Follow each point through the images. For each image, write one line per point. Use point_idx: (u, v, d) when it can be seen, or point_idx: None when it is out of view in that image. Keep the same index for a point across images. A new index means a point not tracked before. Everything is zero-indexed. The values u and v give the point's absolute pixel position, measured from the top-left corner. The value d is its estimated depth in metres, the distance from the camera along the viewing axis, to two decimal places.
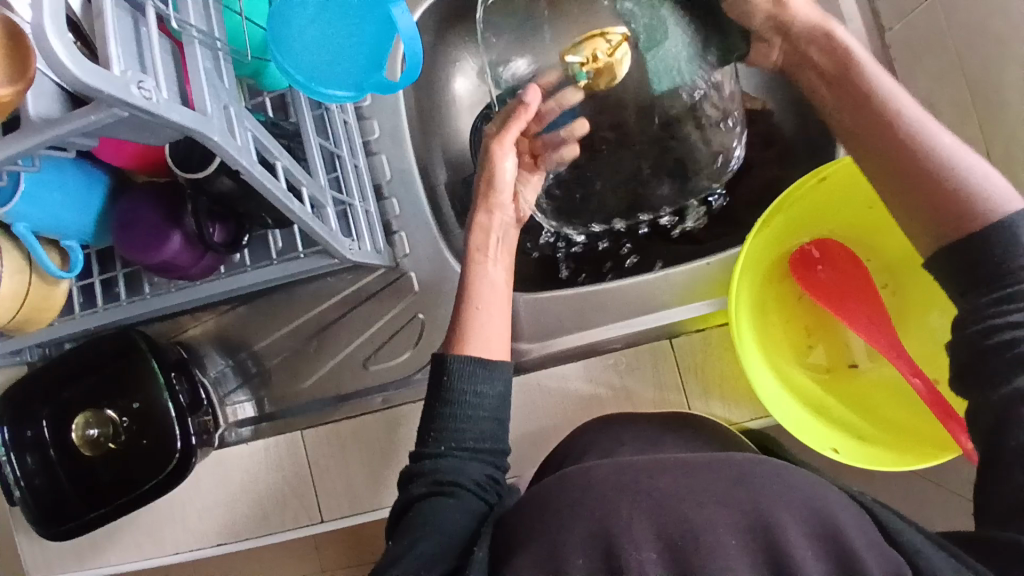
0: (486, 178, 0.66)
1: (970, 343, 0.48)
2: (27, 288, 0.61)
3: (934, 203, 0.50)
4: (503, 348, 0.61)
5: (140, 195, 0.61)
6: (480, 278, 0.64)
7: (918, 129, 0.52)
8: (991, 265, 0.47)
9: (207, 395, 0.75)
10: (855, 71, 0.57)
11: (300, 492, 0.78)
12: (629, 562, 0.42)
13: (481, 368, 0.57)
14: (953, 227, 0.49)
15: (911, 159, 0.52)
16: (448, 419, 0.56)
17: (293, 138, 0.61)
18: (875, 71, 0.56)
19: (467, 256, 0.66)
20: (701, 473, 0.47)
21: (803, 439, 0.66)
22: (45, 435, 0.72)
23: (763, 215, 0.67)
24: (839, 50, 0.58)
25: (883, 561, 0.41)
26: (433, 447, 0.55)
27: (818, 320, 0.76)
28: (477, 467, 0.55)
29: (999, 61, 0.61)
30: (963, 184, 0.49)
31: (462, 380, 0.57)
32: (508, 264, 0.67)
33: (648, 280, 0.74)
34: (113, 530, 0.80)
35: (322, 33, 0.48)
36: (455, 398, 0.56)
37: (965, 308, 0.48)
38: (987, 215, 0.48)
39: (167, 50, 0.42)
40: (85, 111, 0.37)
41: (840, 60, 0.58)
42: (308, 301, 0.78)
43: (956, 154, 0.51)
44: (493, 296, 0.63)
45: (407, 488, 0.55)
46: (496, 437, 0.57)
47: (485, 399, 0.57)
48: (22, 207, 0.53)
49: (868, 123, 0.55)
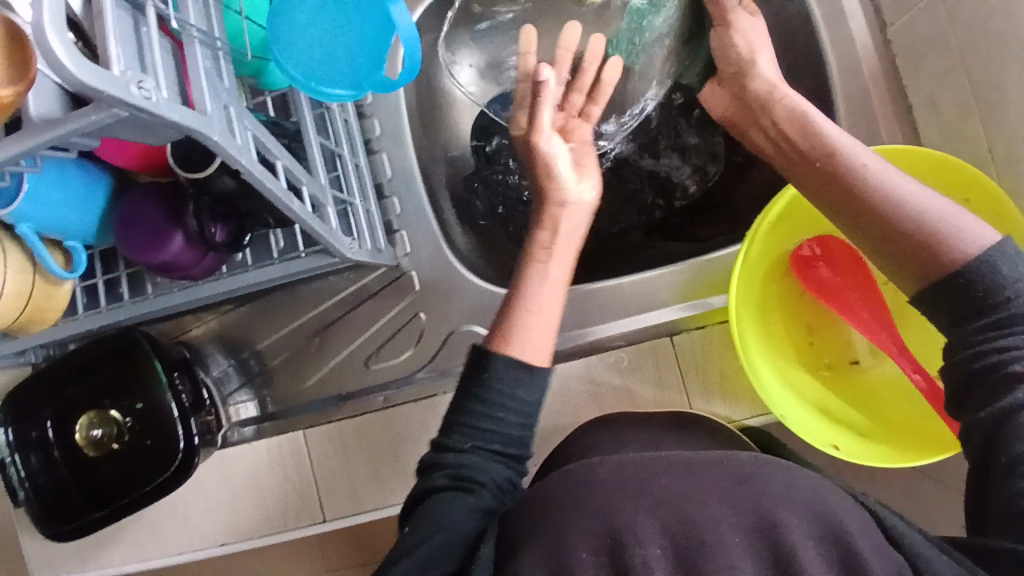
0: (545, 171, 0.66)
1: (963, 366, 0.49)
2: (31, 289, 0.62)
3: (903, 243, 0.52)
4: (550, 352, 0.59)
5: (142, 195, 0.61)
6: (537, 280, 0.62)
7: (873, 174, 0.55)
8: (976, 301, 0.48)
9: (209, 395, 0.75)
10: (813, 133, 0.60)
11: (303, 491, 0.78)
12: (633, 560, 0.43)
13: (525, 374, 0.56)
14: (926, 267, 0.50)
15: (877, 214, 0.53)
16: (478, 416, 0.55)
17: (293, 138, 0.61)
18: (831, 130, 0.59)
19: (529, 253, 0.64)
20: (705, 474, 0.47)
21: (806, 437, 0.66)
22: (50, 435, 0.72)
23: (760, 217, 0.67)
24: (800, 117, 0.62)
25: (886, 564, 0.41)
26: (459, 442, 0.55)
27: (817, 317, 0.75)
28: (500, 469, 0.55)
29: (1002, 56, 0.61)
30: (934, 227, 0.50)
31: (502, 383, 0.55)
32: (569, 264, 0.64)
33: (648, 277, 0.74)
34: (117, 530, 0.81)
35: (322, 33, 0.48)
36: (490, 394, 0.55)
37: (955, 335, 0.49)
38: (961, 252, 0.49)
39: (167, 49, 0.42)
40: (85, 111, 0.38)
41: (800, 125, 0.61)
42: (310, 300, 0.78)
43: (922, 204, 0.52)
44: (547, 299, 0.61)
45: (427, 475, 0.55)
46: (524, 442, 0.56)
47: (522, 405, 0.56)
48: (25, 207, 0.54)
49: (829, 180, 0.57)
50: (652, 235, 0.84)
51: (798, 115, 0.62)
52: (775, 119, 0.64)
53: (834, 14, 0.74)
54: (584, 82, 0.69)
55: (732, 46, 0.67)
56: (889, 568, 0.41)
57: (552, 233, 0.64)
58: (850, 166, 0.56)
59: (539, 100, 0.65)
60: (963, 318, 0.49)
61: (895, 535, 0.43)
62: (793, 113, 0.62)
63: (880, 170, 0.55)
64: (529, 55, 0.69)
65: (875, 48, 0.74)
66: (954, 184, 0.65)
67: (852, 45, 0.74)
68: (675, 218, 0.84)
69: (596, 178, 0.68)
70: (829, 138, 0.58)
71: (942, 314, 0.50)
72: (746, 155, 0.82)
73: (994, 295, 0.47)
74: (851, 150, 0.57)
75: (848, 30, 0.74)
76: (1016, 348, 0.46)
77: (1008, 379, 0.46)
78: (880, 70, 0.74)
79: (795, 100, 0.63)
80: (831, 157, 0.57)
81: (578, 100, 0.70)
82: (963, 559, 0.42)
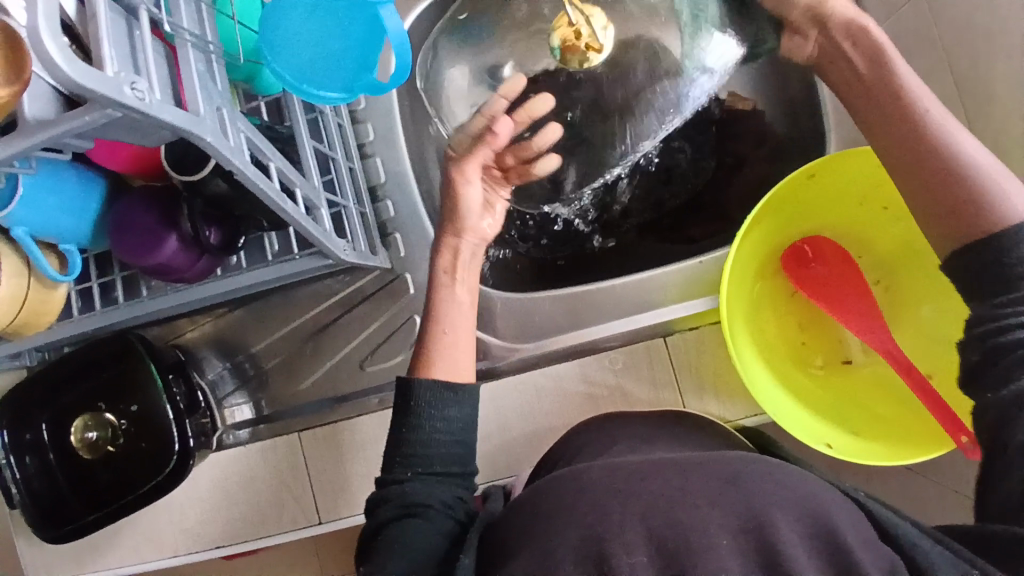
0: (453, 202, 0.69)
1: (982, 342, 0.49)
2: (25, 292, 0.62)
3: (950, 196, 0.51)
4: (466, 371, 0.62)
5: (136, 199, 0.62)
6: (446, 302, 0.66)
7: (935, 119, 0.54)
8: (1000, 276, 0.48)
9: (205, 398, 0.75)
10: (887, 73, 0.58)
11: (298, 493, 0.78)
12: (619, 565, 0.42)
13: (449, 391, 0.59)
14: (968, 229, 0.50)
15: (939, 163, 0.52)
16: (409, 443, 0.57)
17: (287, 142, 0.61)
18: (901, 65, 0.58)
19: (433, 277, 0.68)
20: (696, 475, 0.48)
21: (792, 432, 0.66)
22: (45, 438, 0.72)
23: (765, 197, 0.67)
24: (876, 49, 0.59)
25: (878, 561, 0.41)
26: (401, 473, 0.56)
27: (810, 316, 0.76)
28: (447, 490, 0.55)
29: (987, 57, 0.62)
30: (984, 189, 0.50)
31: (429, 404, 0.58)
32: (473, 285, 0.68)
33: (640, 279, 0.75)
34: (112, 534, 0.81)
35: (314, 36, 0.49)
36: (420, 420, 0.57)
37: (979, 307, 0.49)
38: (997, 216, 0.49)
39: (161, 53, 0.42)
40: (78, 112, 0.38)
41: (874, 61, 0.59)
42: (304, 303, 0.79)
43: (975, 157, 0.51)
44: (458, 320, 0.65)
45: (376, 512, 0.54)
46: (465, 459, 0.58)
47: (452, 423, 0.58)
48: (20, 211, 0.54)
49: (894, 118, 0.56)
50: (645, 236, 0.84)
51: (875, 52, 0.59)
52: (847, 54, 0.61)
53: None
54: (523, 152, 0.75)
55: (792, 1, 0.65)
56: (884, 565, 0.41)
57: (453, 256, 0.68)
58: (914, 106, 0.55)
59: (484, 146, 0.69)
60: (989, 292, 0.49)
61: (887, 530, 0.44)
62: (869, 46, 0.60)
63: (941, 115, 0.54)
64: (503, 101, 0.73)
65: None
66: None
67: None
68: (667, 220, 0.84)
69: (499, 215, 0.73)
70: (897, 74, 0.57)
71: (972, 283, 0.50)
72: (737, 154, 0.83)
73: (1004, 281, 0.48)
74: (917, 91, 0.56)
75: None
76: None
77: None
78: None
79: (875, 31, 0.60)
80: (897, 94, 0.56)
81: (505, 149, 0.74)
82: (956, 552, 0.42)
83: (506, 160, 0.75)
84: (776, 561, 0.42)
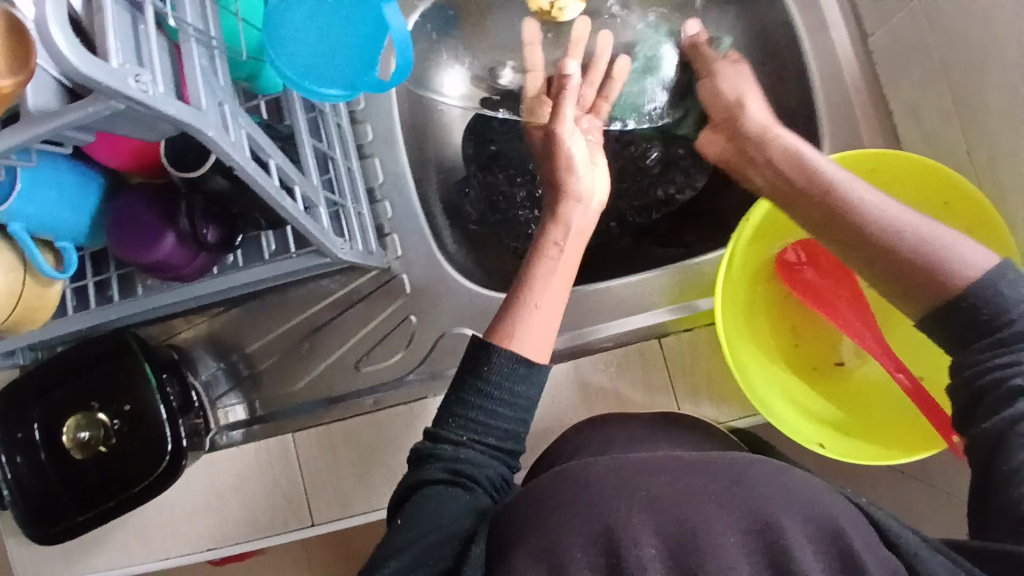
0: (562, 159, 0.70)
1: (966, 385, 0.49)
2: (21, 288, 0.61)
3: (911, 277, 0.53)
4: (549, 348, 0.60)
5: (136, 196, 0.62)
6: (545, 277, 0.63)
7: (874, 212, 0.56)
8: (981, 325, 0.49)
9: (199, 397, 0.75)
10: (808, 172, 0.62)
11: (292, 494, 0.78)
12: (629, 561, 0.43)
13: (522, 367, 0.56)
14: (931, 295, 0.52)
15: (883, 247, 0.55)
16: (472, 407, 0.55)
17: (287, 140, 0.62)
18: (823, 166, 0.62)
19: (538, 248, 0.65)
20: (695, 473, 0.48)
21: (789, 434, 0.67)
22: (37, 437, 0.72)
23: (744, 219, 0.69)
24: (794, 155, 0.64)
25: (882, 563, 0.42)
26: (456, 434, 0.55)
27: (804, 319, 0.77)
28: (494, 465, 0.55)
29: (981, 67, 0.63)
30: (938, 256, 0.52)
31: (502, 376, 0.55)
32: (576, 258, 0.66)
33: (636, 282, 0.75)
34: (103, 534, 0.80)
35: (316, 34, 0.49)
36: (488, 387, 0.55)
37: (959, 357, 0.50)
38: (963, 280, 0.50)
39: (165, 48, 0.43)
40: (82, 103, 0.38)
41: (795, 164, 0.63)
42: (301, 304, 0.79)
43: (926, 233, 0.53)
44: (552, 292, 0.62)
45: (422, 467, 0.54)
46: (519, 437, 0.57)
47: (518, 400, 0.56)
48: (19, 205, 0.54)
49: (831, 219, 0.59)
50: (641, 240, 0.85)
51: (796, 160, 0.64)
52: (770, 160, 0.66)
53: (816, 26, 0.76)
54: (594, 76, 0.75)
55: (719, 92, 0.73)
56: (883, 567, 0.42)
57: (562, 230, 0.66)
58: (846, 203, 0.58)
59: (563, 90, 0.73)
60: (975, 338, 0.49)
61: (886, 532, 0.44)
62: (786, 155, 0.65)
63: (877, 204, 0.57)
64: (533, 47, 0.75)
65: (857, 57, 0.76)
66: (937, 189, 0.67)
67: (835, 54, 0.76)
68: (663, 225, 0.85)
69: (605, 168, 0.72)
70: (822, 175, 0.61)
71: (951, 336, 0.51)
72: None
73: (988, 321, 0.49)
74: (846, 187, 0.59)
75: (830, 41, 0.76)
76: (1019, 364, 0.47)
77: (1012, 393, 0.46)
78: (862, 79, 0.76)
79: (787, 141, 0.66)
80: (827, 194, 0.60)
81: (589, 94, 0.76)
82: (959, 558, 0.42)
83: (589, 94, 0.76)
84: (785, 564, 0.42)
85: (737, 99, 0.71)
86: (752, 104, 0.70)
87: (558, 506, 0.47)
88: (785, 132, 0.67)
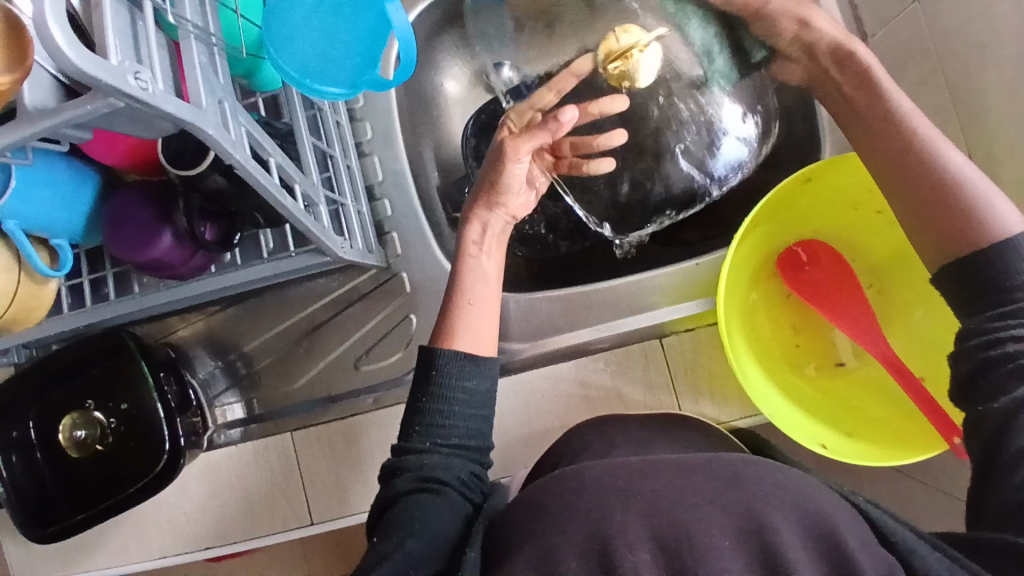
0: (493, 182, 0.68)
1: (972, 353, 0.51)
2: (16, 287, 0.61)
3: (947, 215, 0.53)
4: (489, 347, 0.63)
5: (131, 194, 0.61)
6: (476, 277, 0.66)
7: (929, 136, 0.56)
8: (994, 282, 0.50)
9: (195, 396, 0.75)
10: (870, 87, 0.61)
11: (289, 492, 0.77)
12: (624, 564, 0.43)
13: (471, 363, 0.59)
14: (952, 240, 0.53)
15: (927, 177, 0.55)
16: (429, 413, 0.57)
17: (285, 138, 0.60)
18: (887, 85, 0.60)
19: (461, 248, 0.68)
20: (697, 475, 0.48)
21: (788, 431, 0.67)
22: (32, 436, 0.71)
23: (751, 212, 0.67)
24: (862, 71, 0.62)
25: (877, 563, 0.42)
26: (418, 443, 0.56)
27: (804, 319, 0.77)
28: (461, 464, 0.56)
29: (981, 65, 0.63)
30: (970, 201, 0.52)
31: (452, 374, 0.58)
32: (498, 258, 0.69)
33: (638, 280, 0.74)
34: (99, 534, 0.79)
35: (318, 30, 0.49)
36: (441, 391, 0.58)
37: (968, 322, 0.52)
38: (993, 227, 0.51)
39: (164, 45, 0.42)
40: (80, 101, 0.37)
41: (862, 78, 0.62)
42: (299, 302, 0.78)
43: (968, 176, 0.53)
44: (484, 294, 0.65)
45: (390, 482, 0.55)
46: (481, 434, 0.58)
47: (472, 396, 0.58)
48: (14, 204, 0.53)
49: (885, 136, 0.58)
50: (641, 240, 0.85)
51: (862, 75, 0.62)
52: (836, 76, 0.64)
53: None
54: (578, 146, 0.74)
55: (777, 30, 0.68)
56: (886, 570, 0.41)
57: (481, 228, 0.68)
58: (904, 123, 0.57)
59: (535, 133, 0.67)
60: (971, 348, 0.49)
61: (887, 536, 0.44)
62: (855, 68, 0.63)
63: (928, 131, 0.56)
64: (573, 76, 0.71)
65: None
66: None
67: None
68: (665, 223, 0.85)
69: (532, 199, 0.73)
70: (885, 92, 0.60)
71: (959, 299, 0.53)
72: None
73: (997, 290, 0.50)
74: (903, 109, 0.58)
75: None
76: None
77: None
78: None
79: (862, 52, 0.63)
80: (884, 112, 0.59)
81: (566, 147, 0.74)
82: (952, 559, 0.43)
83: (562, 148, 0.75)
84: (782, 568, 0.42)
85: (801, 23, 0.66)
86: (823, 20, 0.65)
87: (559, 510, 0.47)
88: (861, 47, 0.64)
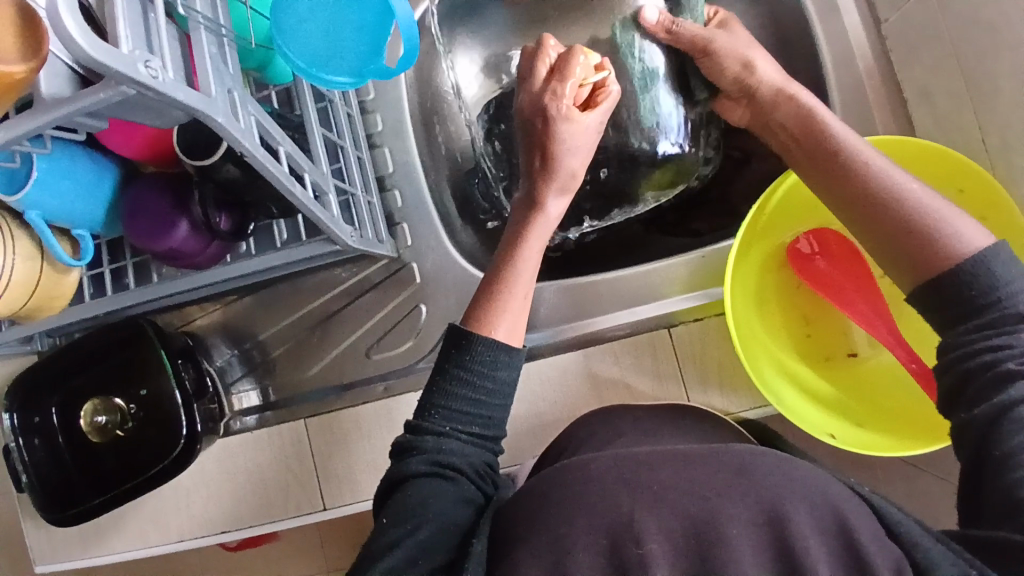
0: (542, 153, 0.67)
1: (952, 367, 0.50)
2: (38, 276, 0.63)
3: (912, 245, 0.52)
4: (523, 339, 0.62)
5: (150, 184, 0.63)
6: (512, 261, 0.65)
7: (882, 172, 0.56)
8: (967, 301, 0.49)
9: (212, 384, 0.76)
10: (818, 129, 0.61)
11: (301, 477, 0.78)
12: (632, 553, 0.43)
13: (504, 354, 0.58)
14: (919, 264, 0.52)
15: (885, 209, 0.54)
16: (454, 398, 0.56)
17: (297, 130, 0.62)
18: (834, 125, 0.61)
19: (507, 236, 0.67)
20: (700, 462, 0.48)
21: (800, 424, 0.67)
22: (54, 421, 0.73)
23: (754, 205, 0.69)
24: (806, 115, 0.63)
25: (887, 557, 0.42)
26: (438, 425, 0.56)
27: (816, 310, 0.76)
28: (476, 453, 0.56)
29: (994, 50, 0.62)
30: (936, 229, 0.52)
31: (482, 357, 0.57)
32: (537, 259, 0.66)
33: (648, 271, 0.75)
34: (117, 518, 0.81)
35: (327, 19, 0.50)
36: (470, 377, 0.57)
37: (947, 336, 0.51)
38: (954, 251, 0.51)
39: (175, 37, 0.43)
40: (95, 89, 0.39)
41: (807, 125, 0.63)
42: (312, 292, 0.80)
43: (928, 203, 0.53)
44: (521, 279, 0.64)
45: (404, 460, 0.55)
46: (500, 423, 0.58)
47: (498, 385, 0.58)
48: (36, 193, 0.55)
49: (835, 176, 0.58)
50: (651, 230, 0.86)
51: (807, 118, 0.63)
52: (782, 122, 0.65)
53: (827, 13, 0.75)
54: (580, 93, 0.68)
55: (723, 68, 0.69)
56: (892, 562, 0.41)
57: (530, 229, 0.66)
58: (853, 161, 0.58)
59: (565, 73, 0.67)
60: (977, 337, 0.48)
61: (892, 525, 0.44)
62: (800, 113, 0.64)
63: (880, 164, 0.56)
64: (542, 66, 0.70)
65: (871, 44, 0.75)
66: (951, 178, 0.66)
67: (849, 39, 0.75)
68: (674, 213, 0.85)
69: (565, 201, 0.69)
70: (832, 133, 0.60)
71: (937, 315, 0.51)
72: (744, 149, 0.84)
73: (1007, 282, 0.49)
74: (855, 146, 0.58)
75: (843, 25, 0.75)
76: (1009, 347, 0.47)
77: (1004, 377, 0.47)
78: (875, 64, 0.74)
79: (805, 101, 0.64)
80: (835, 151, 0.59)
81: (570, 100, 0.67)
82: (962, 551, 0.42)
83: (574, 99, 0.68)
84: (792, 557, 0.42)
85: (745, 65, 0.68)
86: (765, 65, 0.67)
87: (561, 497, 0.47)
88: (801, 92, 0.66)
